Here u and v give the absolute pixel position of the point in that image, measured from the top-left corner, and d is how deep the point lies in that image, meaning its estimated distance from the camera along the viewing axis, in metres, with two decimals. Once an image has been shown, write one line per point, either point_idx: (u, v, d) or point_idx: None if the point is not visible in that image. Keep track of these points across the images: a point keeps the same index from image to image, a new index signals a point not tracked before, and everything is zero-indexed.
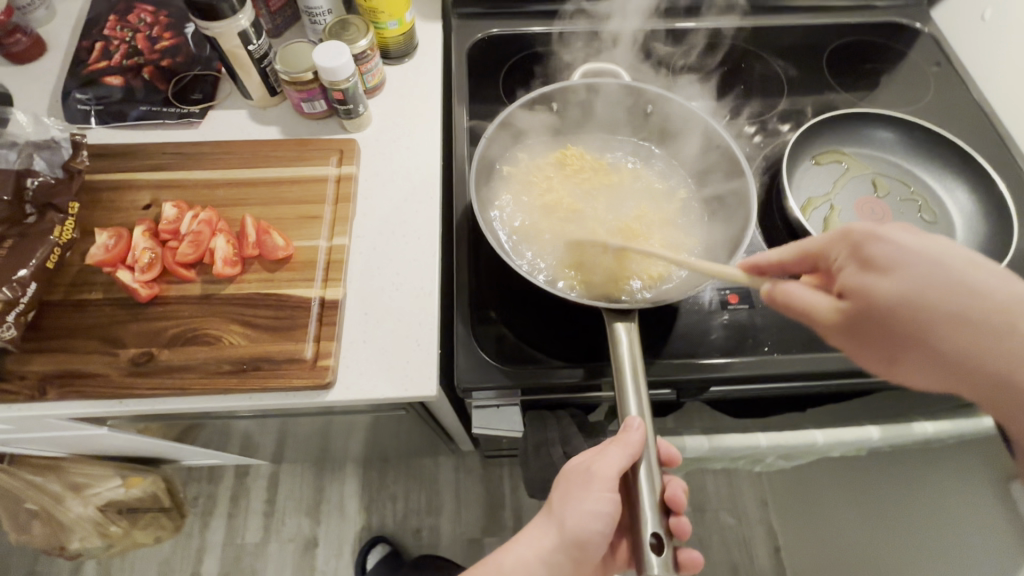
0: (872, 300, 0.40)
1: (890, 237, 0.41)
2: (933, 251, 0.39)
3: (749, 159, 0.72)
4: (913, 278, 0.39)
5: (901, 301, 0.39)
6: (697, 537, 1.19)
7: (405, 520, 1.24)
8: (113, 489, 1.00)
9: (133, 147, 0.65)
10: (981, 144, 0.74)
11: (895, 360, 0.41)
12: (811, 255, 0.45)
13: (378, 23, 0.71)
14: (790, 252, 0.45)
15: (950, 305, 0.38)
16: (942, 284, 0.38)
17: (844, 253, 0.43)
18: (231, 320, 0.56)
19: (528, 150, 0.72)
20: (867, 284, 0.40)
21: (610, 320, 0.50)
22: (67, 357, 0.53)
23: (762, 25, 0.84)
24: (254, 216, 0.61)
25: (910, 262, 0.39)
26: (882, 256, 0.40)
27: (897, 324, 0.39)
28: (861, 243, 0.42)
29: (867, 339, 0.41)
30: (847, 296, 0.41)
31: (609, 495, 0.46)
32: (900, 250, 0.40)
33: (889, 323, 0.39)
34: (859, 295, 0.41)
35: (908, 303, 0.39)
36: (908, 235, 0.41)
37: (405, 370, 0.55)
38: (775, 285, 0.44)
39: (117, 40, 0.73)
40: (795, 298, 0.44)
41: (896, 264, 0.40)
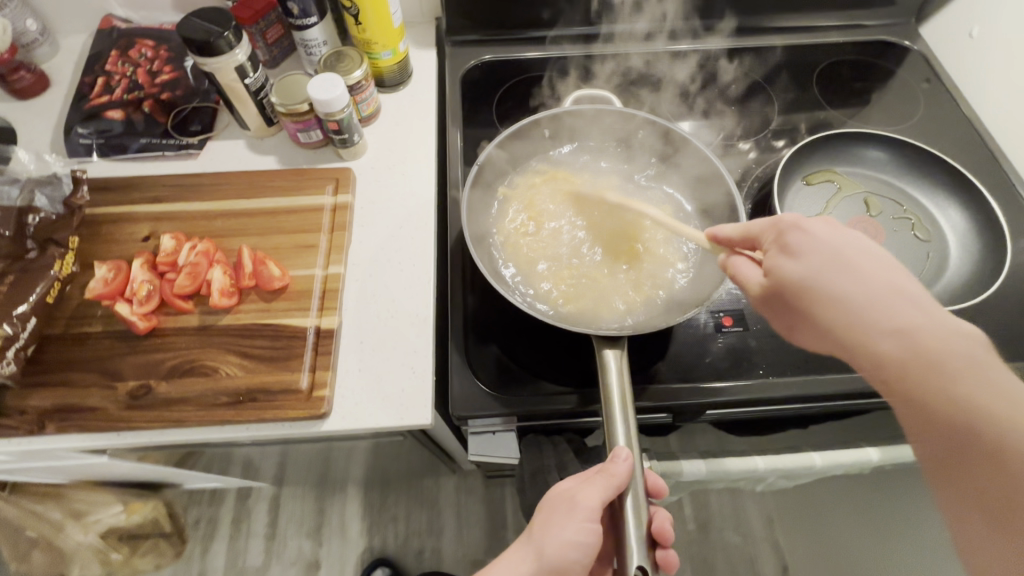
0: (784, 280, 0.43)
1: (808, 225, 0.43)
2: (838, 239, 0.43)
3: (741, 179, 0.73)
4: (817, 261, 0.42)
5: (803, 283, 0.42)
6: (703, 556, 1.18)
7: (407, 542, 1.23)
8: (113, 515, 1.00)
9: (133, 180, 0.66)
10: (973, 161, 0.75)
11: (796, 330, 0.45)
12: (749, 237, 0.47)
13: (372, 53, 0.72)
14: (737, 230, 0.48)
15: (839, 287, 0.41)
16: (838, 268, 0.41)
17: (771, 237, 0.45)
18: (228, 351, 0.56)
19: (528, 170, 0.72)
20: (780, 267, 0.43)
21: (600, 347, 0.50)
22: (65, 391, 0.54)
23: (752, 46, 0.85)
24: (251, 247, 0.62)
25: (816, 248, 0.42)
26: (799, 242, 0.43)
27: (798, 299, 0.42)
28: (786, 229, 0.44)
29: (778, 311, 0.45)
30: (769, 274, 0.44)
31: (590, 526, 0.45)
32: (814, 238, 0.43)
33: (793, 299, 0.43)
34: (774, 275, 0.44)
35: (807, 284, 0.42)
36: (825, 226, 0.43)
37: (400, 399, 0.55)
38: (728, 258, 0.47)
39: (119, 75, 0.75)
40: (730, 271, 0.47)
41: (807, 250, 0.42)
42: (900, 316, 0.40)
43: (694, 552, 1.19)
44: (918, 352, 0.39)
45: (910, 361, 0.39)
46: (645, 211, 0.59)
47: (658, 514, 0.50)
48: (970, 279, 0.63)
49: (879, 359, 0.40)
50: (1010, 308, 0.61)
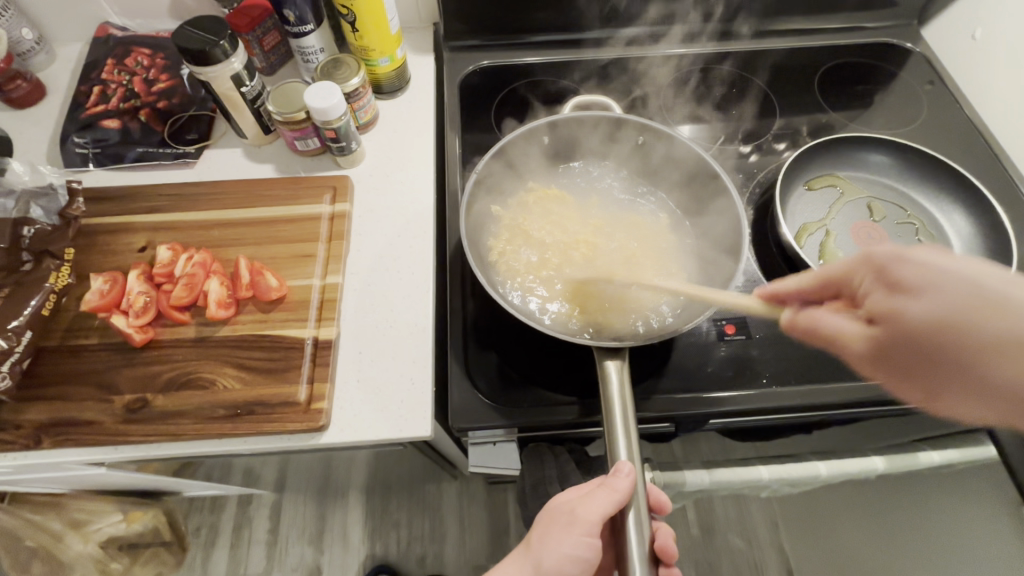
0: (920, 342, 0.29)
1: (925, 254, 0.30)
2: (986, 268, 0.29)
3: (742, 184, 0.72)
4: (973, 307, 0.28)
5: (955, 341, 0.29)
6: (707, 560, 1.17)
7: (409, 548, 1.23)
8: (114, 524, 1.00)
9: (130, 189, 0.66)
10: (976, 163, 0.74)
11: (952, 404, 0.31)
12: (828, 281, 0.35)
13: (370, 60, 0.72)
14: (805, 281, 0.36)
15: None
16: (1009, 314, 0.27)
17: (866, 278, 0.33)
18: (225, 363, 0.55)
19: (521, 187, 0.72)
20: (904, 315, 0.30)
21: (600, 357, 0.50)
22: (61, 405, 0.53)
23: (752, 49, 0.84)
24: (249, 257, 0.61)
25: (957, 288, 0.29)
26: (912, 277, 0.30)
27: (952, 365, 0.29)
28: (888, 268, 0.31)
29: (905, 382, 0.32)
30: (884, 332, 0.31)
31: (589, 541, 0.45)
32: (935, 271, 0.30)
33: (947, 366, 0.29)
34: (900, 333, 0.30)
35: (964, 342, 0.29)
36: (941, 250, 0.30)
37: (399, 410, 0.55)
38: (795, 316, 0.36)
39: (115, 83, 0.74)
40: (820, 335, 0.34)
41: (951, 294, 0.29)
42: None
43: (697, 557, 1.18)
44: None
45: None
46: (660, 283, 0.50)
47: (663, 530, 0.52)
48: None
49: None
50: None
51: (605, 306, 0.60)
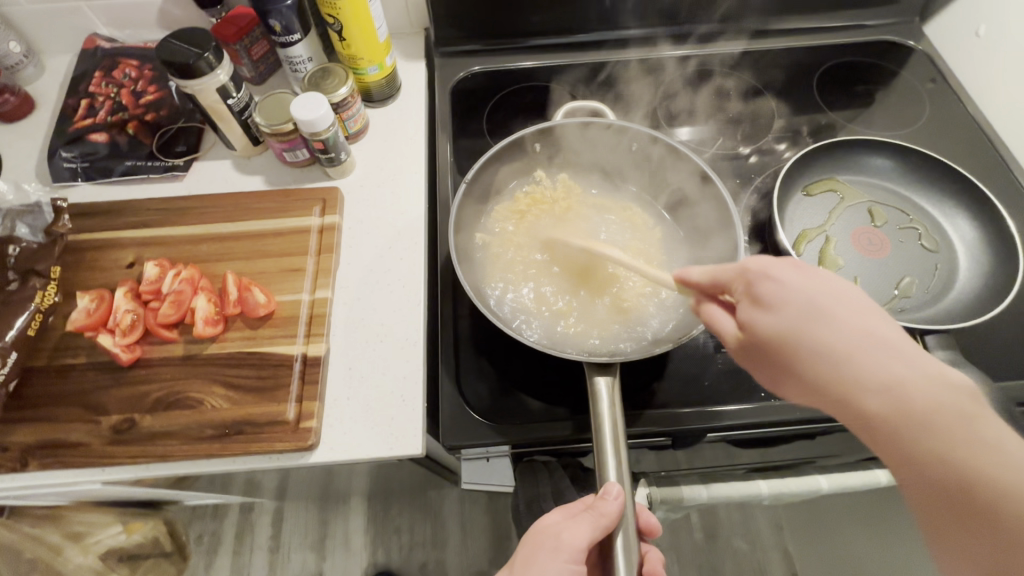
0: (759, 333, 0.39)
1: (778, 274, 0.39)
2: (809, 283, 0.38)
3: (740, 188, 0.70)
4: (790, 310, 0.37)
5: (778, 335, 0.37)
6: (711, 565, 1.16)
7: (411, 554, 1.22)
8: (113, 535, 0.99)
9: (118, 204, 0.65)
10: (980, 165, 0.72)
11: (781, 384, 0.40)
12: (716, 283, 0.42)
13: (359, 69, 0.71)
14: (703, 276, 0.43)
15: (820, 340, 0.36)
16: (812, 318, 0.37)
17: (741, 285, 0.41)
18: (212, 382, 0.55)
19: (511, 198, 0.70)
20: (755, 318, 0.39)
21: (591, 373, 0.49)
22: (49, 426, 0.53)
23: (750, 50, 0.82)
24: (237, 272, 0.60)
25: (788, 295, 0.38)
26: (768, 291, 0.39)
27: (778, 354, 0.38)
28: (754, 278, 0.40)
29: (752, 362, 0.41)
30: (743, 328, 0.40)
31: (574, 568, 0.44)
32: (782, 286, 0.38)
33: (772, 354, 0.38)
34: (748, 328, 0.39)
35: (782, 337, 0.37)
36: (794, 270, 0.39)
37: (389, 427, 0.54)
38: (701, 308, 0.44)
39: (103, 96, 0.74)
40: (705, 318, 0.44)
41: (778, 298, 0.38)
42: (880, 367, 0.35)
43: (702, 561, 1.17)
44: (904, 414, 0.34)
45: (895, 417, 0.34)
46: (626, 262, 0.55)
47: (652, 554, 0.52)
48: (981, 292, 0.60)
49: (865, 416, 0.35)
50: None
51: (587, 320, 0.60)
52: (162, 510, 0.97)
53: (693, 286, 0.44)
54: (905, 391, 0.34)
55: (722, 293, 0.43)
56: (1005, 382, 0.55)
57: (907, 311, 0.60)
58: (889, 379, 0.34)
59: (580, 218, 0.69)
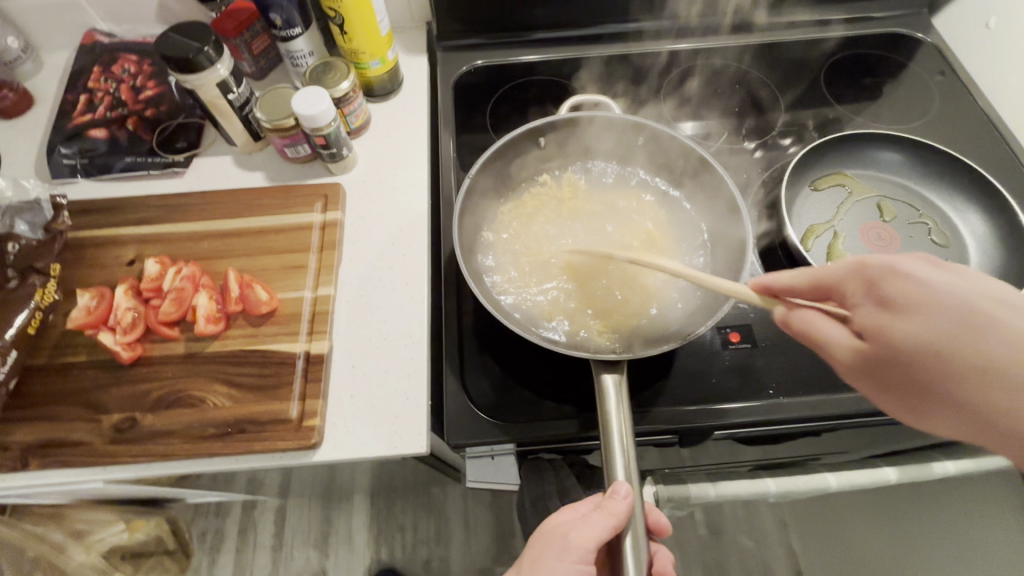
0: (901, 347, 0.35)
1: (914, 273, 0.36)
2: (958, 286, 0.35)
3: (747, 183, 0.70)
4: (942, 320, 0.34)
5: (929, 348, 0.35)
6: (715, 562, 1.15)
7: (414, 551, 1.22)
8: (116, 533, 0.98)
9: (118, 201, 0.65)
10: (990, 159, 0.71)
11: (922, 406, 0.37)
12: (824, 284, 0.40)
13: (360, 63, 0.70)
14: (801, 280, 0.41)
15: (980, 352, 0.34)
16: (971, 329, 0.34)
17: (859, 287, 0.38)
18: (214, 381, 0.54)
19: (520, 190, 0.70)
20: (889, 326, 0.36)
21: (598, 371, 0.48)
22: (49, 425, 0.52)
23: (756, 43, 0.81)
24: (238, 269, 0.60)
25: (939, 302, 0.35)
26: (901, 294, 0.36)
27: (930, 372, 0.35)
28: (879, 278, 0.37)
29: (885, 382, 0.37)
30: (869, 336, 0.37)
31: (581, 569, 0.44)
32: (921, 289, 0.35)
33: (918, 368, 0.35)
34: (879, 339, 0.36)
35: (936, 351, 0.34)
36: (927, 270, 0.36)
37: (392, 426, 0.53)
38: (793, 314, 0.41)
39: (101, 92, 0.73)
40: (809, 336, 0.40)
41: (921, 305, 0.35)
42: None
43: (706, 558, 1.16)
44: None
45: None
46: (656, 262, 0.52)
47: (660, 555, 0.51)
48: None
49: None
50: None
51: (595, 319, 0.58)
52: (165, 508, 0.97)
53: (780, 294, 0.43)
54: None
55: (829, 295, 0.40)
56: None
57: None
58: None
59: (586, 215, 0.67)
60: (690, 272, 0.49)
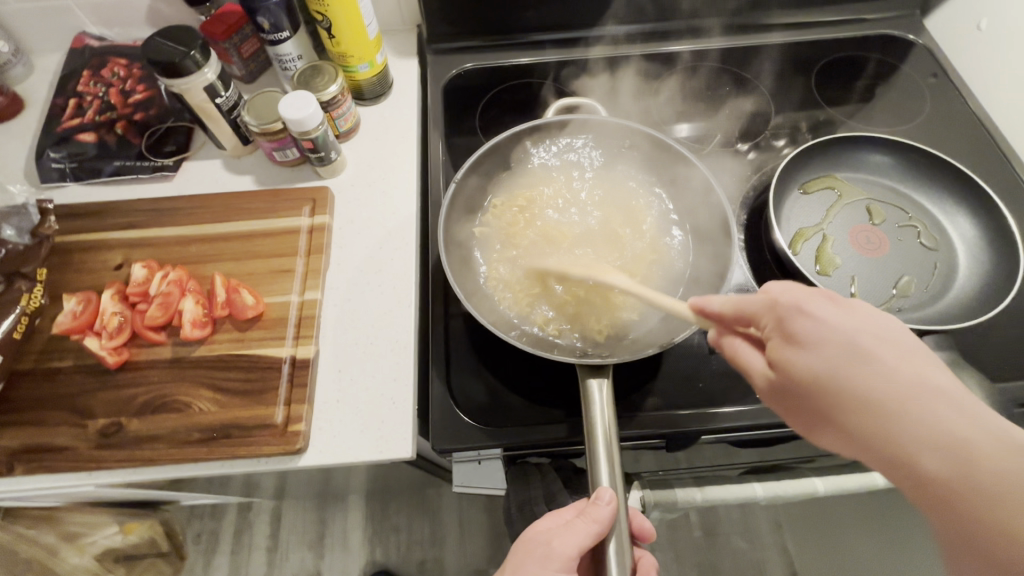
0: (801, 378, 0.37)
1: (814, 311, 0.37)
2: (851, 324, 0.36)
3: (736, 186, 0.69)
4: (833, 354, 0.35)
5: (818, 381, 0.36)
6: (709, 563, 1.15)
7: (409, 552, 1.22)
8: (110, 536, 0.99)
9: (106, 205, 0.65)
10: (981, 162, 0.71)
11: (823, 433, 0.38)
12: (743, 314, 0.41)
13: (349, 67, 0.70)
14: (727, 306, 0.42)
15: (861, 386, 0.34)
16: (853, 362, 0.35)
17: (771, 321, 0.39)
18: (200, 385, 0.54)
19: (516, 178, 0.68)
20: (789, 359, 0.37)
21: (584, 376, 0.48)
22: (35, 430, 0.52)
23: (747, 45, 0.81)
24: (225, 273, 0.60)
25: (830, 338, 0.36)
26: (802, 330, 0.37)
27: (822, 403, 0.36)
28: (788, 315, 0.38)
29: (794, 409, 0.39)
30: (775, 366, 0.39)
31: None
32: (819, 326, 0.36)
33: (809, 399, 0.37)
34: (784, 370, 0.38)
35: (825, 383, 0.35)
36: (828, 308, 0.37)
37: (378, 430, 0.53)
38: (724, 338, 0.43)
39: (91, 96, 0.73)
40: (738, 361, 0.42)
41: (818, 340, 0.36)
42: (935, 422, 0.32)
43: (701, 559, 1.16)
44: (960, 473, 0.31)
45: (954, 479, 0.31)
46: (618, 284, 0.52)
47: (645, 560, 0.51)
48: (981, 292, 0.59)
49: (923, 483, 0.32)
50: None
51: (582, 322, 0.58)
52: (158, 510, 0.97)
53: (711, 317, 0.43)
54: (963, 451, 0.31)
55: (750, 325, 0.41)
56: (1004, 382, 0.55)
57: (904, 310, 0.59)
58: (946, 433, 0.32)
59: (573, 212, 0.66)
60: (649, 295, 0.49)
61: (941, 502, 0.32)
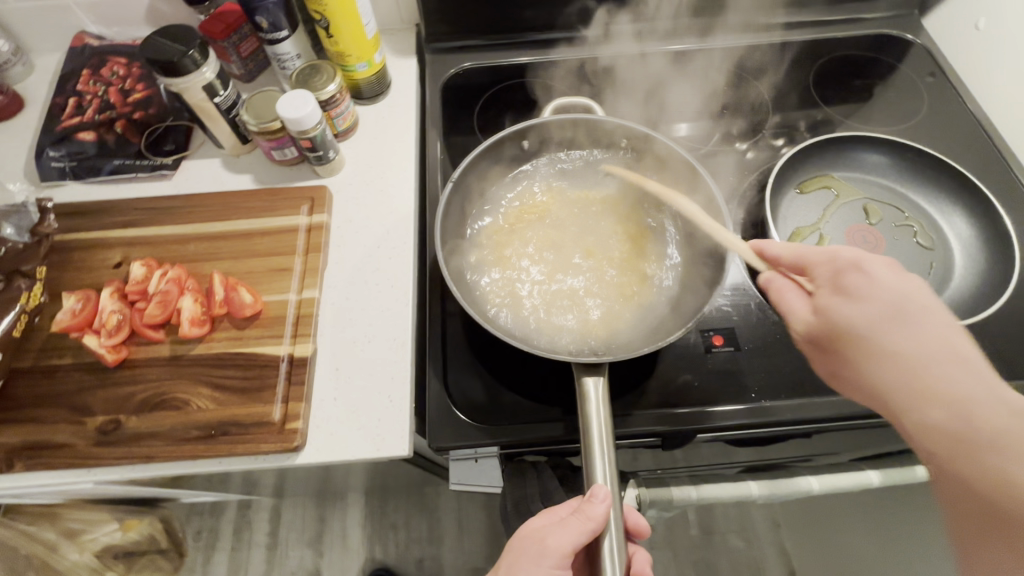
0: (837, 321, 0.44)
1: (870, 270, 0.44)
2: (900, 289, 0.43)
3: (733, 185, 0.70)
4: (876, 308, 0.43)
5: (854, 327, 0.44)
6: (707, 562, 1.16)
7: (408, 550, 1.22)
8: (110, 533, 0.99)
9: (105, 204, 0.65)
10: (978, 162, 0.71)
11: (840, 377, 0.46)
12: (803, 262, 0.48)
13: (347, 66, 0.70)
14: (788, 251, 0.49)
15: (894, 339, 0.42)
16: (894, 319, 0.43)
17: (826, 272, 0.47)
18: (198, 383, 0.54)
19: (517, 185, 0.70)
20: (835, 306, 0.45)
21: (579, 374, 0.48)
22: (34, 428, 0.53)
23: (745, 44, 0.81)
24: (223, 272, 0.60)
25: (877, 295, 0.43)
26: (855, 284, 0.44)
27: (849, 347, 0.44)
28: (844, 269, 0.45)
29: (820, 352, 0.47)
30: (819, 310, 0.46)
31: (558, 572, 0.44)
32: (872, 283, 0.44)
33: (841, 341, 0.44)
34: (828, 313, 0.45)
35: (860, 330, 0.43)
36: (885, 271, 0.44)
37: (376, 428, 0.53)
38: (772, 279, 0.50)
39: (90, 95, 0.73)
40: (781, 305, 0.49)
41: (866, 295, 0.44)
42: (953, 381, 0.40)
43: (699, 558, 1.16)
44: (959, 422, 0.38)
45: (950, 427, 0.39)
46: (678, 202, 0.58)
47: (638, 556, 0.52)
48: (976, 292, 0.60)
49: (920, 424, 0.40)
50: (1019, 322, 0.58)
51: (577, 320, 0.58)
52: (159, 507, 0.97)
53: (769, 259, 0.50)
54: (971, 406, 0.39)
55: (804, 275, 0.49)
56: None
57: None
58: (959, 392, 0.39)
59: (572, 212, 0.67)
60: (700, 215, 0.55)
61: (927, 443, 0.40)
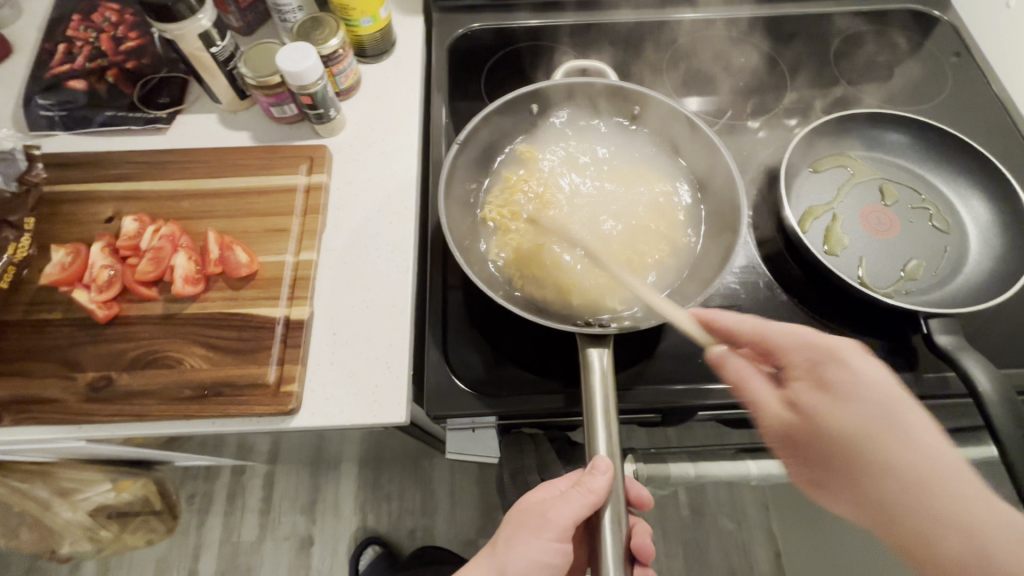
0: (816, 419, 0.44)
1: (851, 367, 0.44)
2: (885, 391, 0.43)
3: (747, 160, 0.67)
4: (859, 411, 0.43)
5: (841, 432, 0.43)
6: (696, 541, 1.17)
7: (400, 521, 1.23)
8: (103, 493, 0.97)
9: (97, 156, 0.63)
10: (999, 146, 0.69)
11: (830, 486, 0.44)
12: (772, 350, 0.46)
13: (351, 20, 0.67)
14: (749, 329, 0.46)
15: (886, 447, 0.42)
16: (879, 426, 0.42)
17: (805, 366, 0.46)
18: (192, 342, 0.53)
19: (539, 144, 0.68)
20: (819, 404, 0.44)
21: (583, 344, 0.47)
22: (24, 381, 0.51)
23: (765, 14, 0.78)
24: (217, 230, 0.58)
25: (865, 395, 0.43)
26: (836, 380, 0.44)
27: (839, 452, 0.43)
28: (822, 363, 0.45)
29: (807, 456, 0.45)
30: (800, 407, 0.45)
31: (557, 546, 0.44)
32: (853, 381, 0.44)
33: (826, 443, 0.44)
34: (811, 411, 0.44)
35: (848, 437, 0.43)
36: (867, 368, 0.44)
37: (374, 393, 0.52)
38: (724, 354, 0.45)
39: (81, 41, 0.70)
40: (744, 392, 0.45)
41: (848, 394, 0.44)
42: (951, 499, 0.39)
43: (688, 537, 1.18)
44: (968, 548, 0.37)
45: (957, 549, 0.37)
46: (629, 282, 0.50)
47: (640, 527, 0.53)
48: (991, 277, 0.58)
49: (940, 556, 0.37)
50: None
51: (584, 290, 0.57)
52: (153, 469, 0.97)
53: (718, 331, 0.47)
54: (977, 529, 0.37)
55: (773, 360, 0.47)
56: (1008, 369, 0.54)
57: (912, 293, 0.58)
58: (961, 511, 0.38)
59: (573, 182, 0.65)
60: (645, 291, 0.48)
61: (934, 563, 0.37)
